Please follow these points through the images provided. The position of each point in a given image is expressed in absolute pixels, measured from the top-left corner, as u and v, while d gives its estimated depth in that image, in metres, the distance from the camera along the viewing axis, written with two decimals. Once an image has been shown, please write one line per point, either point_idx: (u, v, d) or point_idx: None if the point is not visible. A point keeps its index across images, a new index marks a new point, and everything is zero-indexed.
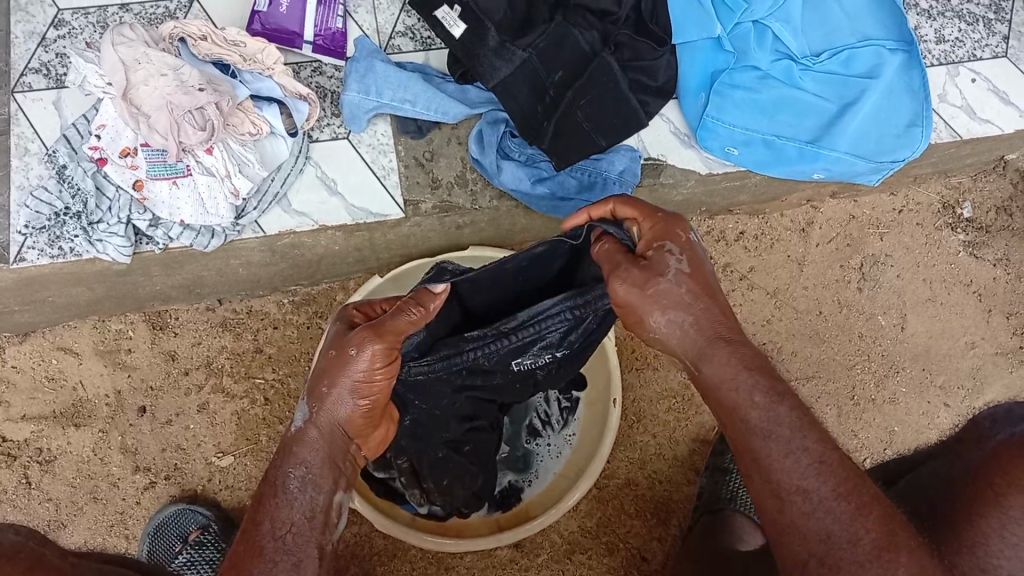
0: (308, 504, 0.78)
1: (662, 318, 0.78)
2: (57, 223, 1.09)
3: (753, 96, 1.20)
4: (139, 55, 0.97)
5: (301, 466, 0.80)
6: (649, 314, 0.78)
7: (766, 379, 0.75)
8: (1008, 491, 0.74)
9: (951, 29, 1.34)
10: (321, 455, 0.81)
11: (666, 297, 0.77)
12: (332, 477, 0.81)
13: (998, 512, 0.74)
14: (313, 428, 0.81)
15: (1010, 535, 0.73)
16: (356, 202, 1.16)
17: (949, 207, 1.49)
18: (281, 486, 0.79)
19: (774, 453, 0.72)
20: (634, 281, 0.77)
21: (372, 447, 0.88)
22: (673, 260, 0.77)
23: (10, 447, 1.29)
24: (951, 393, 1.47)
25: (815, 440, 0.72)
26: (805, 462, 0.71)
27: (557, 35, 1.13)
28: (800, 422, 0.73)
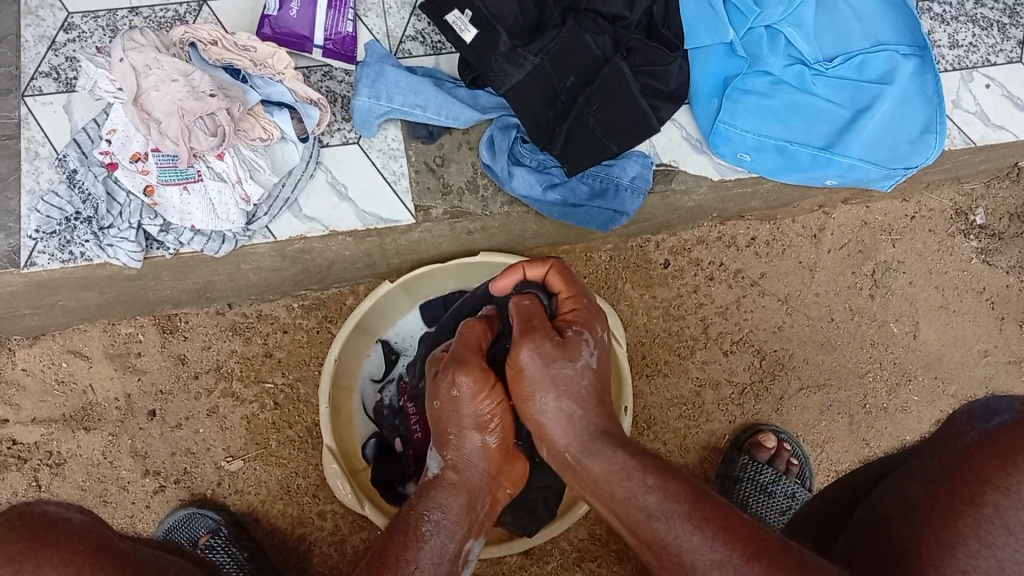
0: (440, 548, 0.81)
1: (552, 403, 0.82)
2: (67, 227, 1.09)
3: (765, 101, 1.20)
4: (150, 61, 0.97)
5: (438, 509, 0.84)
6: (543, 395, 0.82)
7: (650, 462, 0.76)
8: (985, 489, 0.65)
9: (966, 34, 1.33)
10: (458, 500, 0.85)
11: (561, 379, 0.82)
12: (467, 520, 0.85)
13: (974, 511, 0.65)
14: (451, 471, 0.87)
15: (987, 535, 0.64)
16: (367, 207, 1.15)
17: (962, 213, 1.48)
18: (411, 525, 0.82)
19: (680, 535, 0.69)
20: (547, 353, 0.82)
21: (510, 482, 0.92)
22: (586, 345, 0.85)
23: (20, 450, 1.29)
24: (963, 402, 1.46)
25: (712, 519, 0.69)
26: (704, 540, 0.68)
27: (568, 41, 1.12)
28: (689, 497, 0.71)
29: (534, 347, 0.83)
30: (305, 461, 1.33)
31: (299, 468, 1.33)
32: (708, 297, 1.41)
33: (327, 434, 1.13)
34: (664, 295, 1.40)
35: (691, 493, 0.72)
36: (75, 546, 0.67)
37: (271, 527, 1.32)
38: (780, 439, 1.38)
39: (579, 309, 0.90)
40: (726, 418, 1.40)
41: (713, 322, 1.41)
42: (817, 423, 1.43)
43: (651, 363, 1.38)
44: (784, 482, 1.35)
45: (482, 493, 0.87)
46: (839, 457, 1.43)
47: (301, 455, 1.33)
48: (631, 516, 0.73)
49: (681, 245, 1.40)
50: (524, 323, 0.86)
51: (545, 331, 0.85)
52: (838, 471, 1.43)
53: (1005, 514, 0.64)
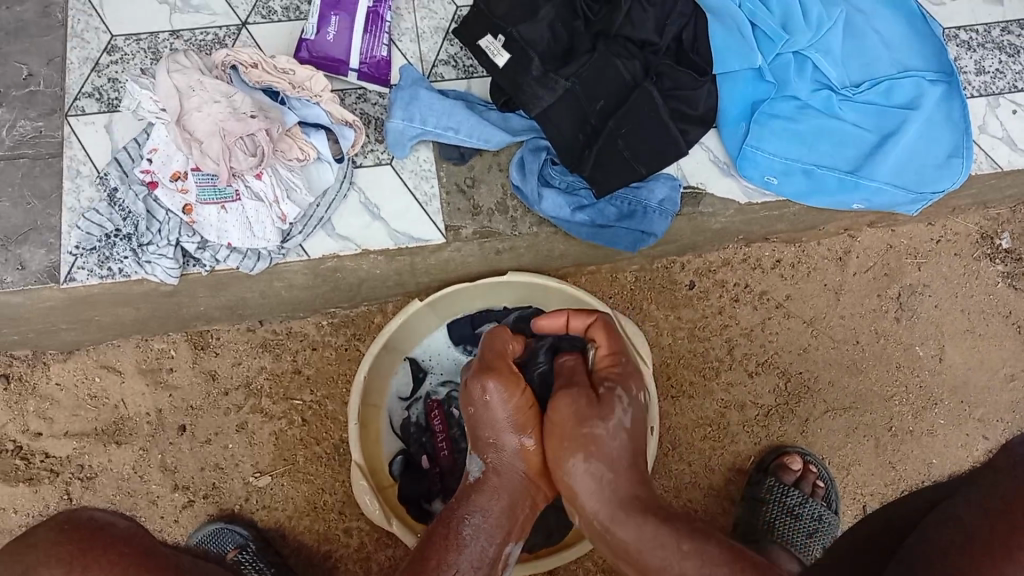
0: (478, 552, 0.89)
1: (583, 462, 0.87)
2: (107, 244, 1.11)
3: (792, 126, 1.21)
4: (193, 82, 1.00)
5: (478, 513, 0.91)
6: (573, 456, 0.88)
7: (684, 531, 0.81)
8: None
9: (992, 60, 1.34)
10: (495, 505, 0.92)
11: (592, 439, 0.87)
12: (503, 525, 0.92)
13: None
14: (493, 476, 0.93)
15: None
16: (399, 227, 1.17)
17: (988, 237, 1.48)
18: (451, 536, 0.89)
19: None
20: (580, 410, 0.89)
21: (544, 492, 0.97)
22: (619, 404, 0.90)
23: (53, 463, 1.31)
24: (990, 427, 1.46)
25: None
26: None
27: (599, 65, 1.15)
28: (725, 561, 0.77)
29: (571, 401, 0.90)
30: (331, 477, 1.34)
31: (325, 485, 1.34)
32: (733, 319, 1.42)
33: (355, 449, 1.14)
34: (689, 316, 1.40)
35: (724, 557, 0.78)
36: (120, 549, 0.73)
37: (297, 543, 1.33)
38: (805, 461, 1.38)
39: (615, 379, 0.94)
40: (751, 440, 1.40)
41: (738, 344, 1.41)
42: (843, 445, 1.43)
43: (677, 384, 1.39)
44: (810, 506, 1.35)
45: (520, 497, 0.94)
46: (865, 480, 1.42)
47: (327, 471, 1.34)
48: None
49: (706, 266, 1.41)
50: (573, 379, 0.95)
51: (586, 393, 0.91)
52: (864, 494, 1.42)
53: None
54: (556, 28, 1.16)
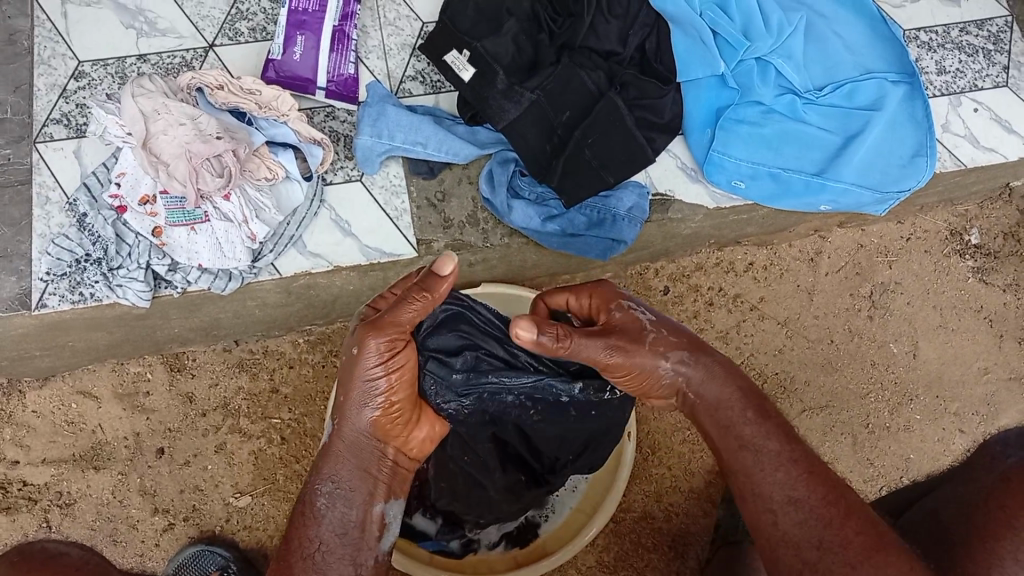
0: (341, 518, 0.84)
1: (670, 361, 0.87)
2: (78, 269, 1.11)
3: (758, 130, 1.22)
4: (159, 106, 1.00)
5: (332, 479, 0.85)
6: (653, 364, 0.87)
7: (752, 401, 0.85)
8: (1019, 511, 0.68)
9: (952, 60, 1.36)
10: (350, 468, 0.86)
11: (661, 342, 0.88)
12: (363, 486, 0.85)
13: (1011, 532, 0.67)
14: (342, 441, 0.86)
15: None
16: (370, 242, 1.18)
17: (957, 233, 1.50)
18: (312, 504, 0.85)
19: (764, 467, 0.79)
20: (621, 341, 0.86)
21: (412, 447, 0.89)
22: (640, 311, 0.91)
23: (31, 491, 1.30)
24: (966, 420, 1.47)
25: (800, 461, 0.79)
26: (785, 478, 0.78)
27: (564, 77, 1.16)
28: (783, 439, 0.81)
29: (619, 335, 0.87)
30: None
31: None
32: (708, 323, 1.43)
33: (333, 466, 1.14)
34: None
35: (782, 433, 0.81)
36: None
37: None
38: None
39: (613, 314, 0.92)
40: None
41: (714, 347, 1.42)
42: (822, 444, 1.44)
43: None
44: None
45: (377, 459, 0.87)
46: (844, 478, 1.43)
47: None
48: (728, 445, 0.82)
49: (680, 271, 1.42)
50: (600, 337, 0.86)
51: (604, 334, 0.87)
52: None
53: None
54: (520, 41, 1.17)
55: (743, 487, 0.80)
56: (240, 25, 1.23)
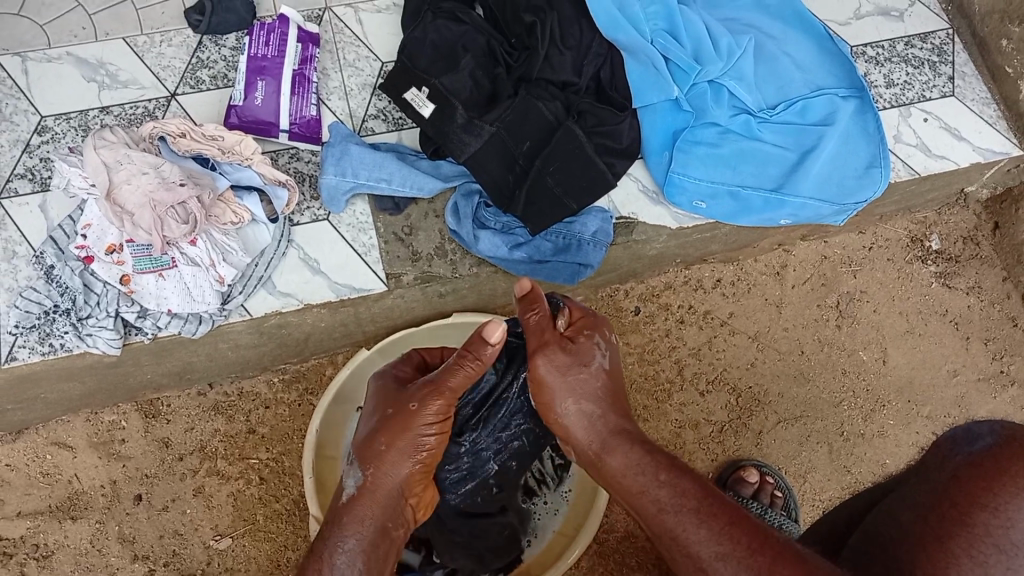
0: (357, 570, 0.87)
1: (574, 407, 0.91)
2: (46, 320, 1.11)
3: (714, 151, 1.25)
4: (121, 157, 1.01)
5: (353, 538, 0.88)
6: (562, 400, 0.91)
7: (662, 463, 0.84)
8: (970, 509, 0.67)
9: (899, 73, 1.40)
10: (370, 526, 0.90)
11: (579, 384, 0.91)
12: (380, 539, 0.90)
13: (964, 529, 0.66)
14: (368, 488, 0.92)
15: (981, 555, 0.64)
16: (340, 279, 1.19)
17: (918, 240, 1.54)
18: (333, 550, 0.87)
19: (689, 527, 0.76)
20: (561, 364, 0.91)
21: (420, 507, 0.96)
22: (598, 353, 0.93)
23: (6, 546, 1.29)
24: (938, 423, 1.49)
25: (721, 514, 0.76)
26: (710, 534, 0.75)
27: (522, 108, 1.17)
28: (700, 493, 0.79)
29: (548, 360, 0.91)
30: (293, 534, 1.34)
31: (287, 542, 1.33)
32: (680, 340, 1.44)
33: (312, 503, 1.15)
34: (638, 342, 1.43)
35: (700, 490, 0.79)
36: None
37: None
38: (762, 473, 1.40)
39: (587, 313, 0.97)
40: (708, 456, 1.43)
41: (687, 364, 1.44)
42: (798, 454, 1.45)
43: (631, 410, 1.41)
44: (771, 515, 1.33)
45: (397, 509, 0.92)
46: (822, 486, 1.45)
47: (289, 528, 1.34)
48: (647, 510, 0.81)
49: (649, 291, 1.44)
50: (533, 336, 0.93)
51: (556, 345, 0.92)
52: (822, 500, 1.45)
53: (995, 532, 0.65)
54: (477, 76, 1.19)
55: (672, 549, 0.78)
56: (201, 73, 1.25)
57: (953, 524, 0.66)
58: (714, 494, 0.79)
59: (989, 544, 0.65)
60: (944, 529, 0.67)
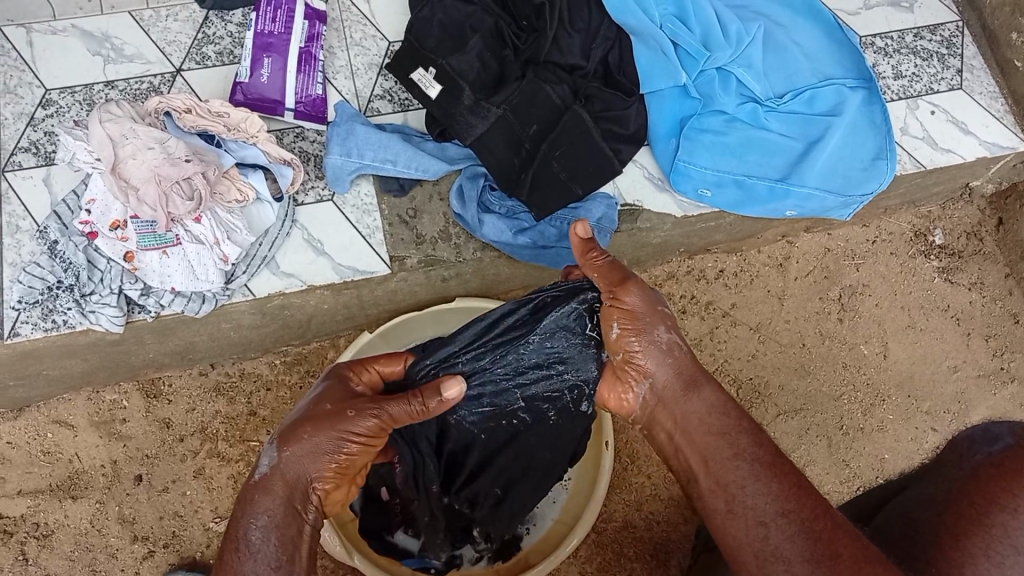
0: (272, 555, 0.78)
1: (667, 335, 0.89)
2: (50, 296, 1.11)
3: (720, 139, 1.25)
4: (127, 131, 1.01)
5: (264, 515, 0.80)
6: (654, 327, 0.89)
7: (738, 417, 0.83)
8: (989, 509, 0.68)
9: (907, 64, 1.40)
10: (280, 503, 0.82)
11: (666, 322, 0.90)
12: (295, 522, 0.81)
13: (981, 529, 0.67)
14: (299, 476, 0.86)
15: (997, 555, 0.65)
16: (343, 261, 1.18)
17: (921, 235, 1.53)
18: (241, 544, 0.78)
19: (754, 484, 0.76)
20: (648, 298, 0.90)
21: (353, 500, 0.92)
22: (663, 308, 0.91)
23: (6, 524, 1.29)
24: (938, 418, 1.49)
25: (786, 476, 0.76)
26: (772, 491, 0.75)
27: (529, 91, 1.18)
28: (768, 453, 0.79)
29: (639, 294, 0.89)
30: None
31: None
32: (682, 330, 1.44)
33: None
34: None
35: (771, 450, 0.79)
36: None
37: None
38: None
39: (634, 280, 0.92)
40: None
41: None
42: (798, 447, 1.45)
43: None
44: None
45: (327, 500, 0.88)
46: (822, 479, 1.45)
47: None
48: (718, 455, 0.80)
49: (651, 281, 1.44)
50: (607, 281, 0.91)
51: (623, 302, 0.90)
52: (821, 493, 1.44)
53: (1012, 534, 0.66)
54: (484, 57, 1.19)
55: (726, 504, 0.77)
56: (207, 49, 1.25)
57: (970, 523, 0.68)
58: (781, 463, 0.77)
59: (1006, 545, 0.65)
60: (960, 527, 0.68)
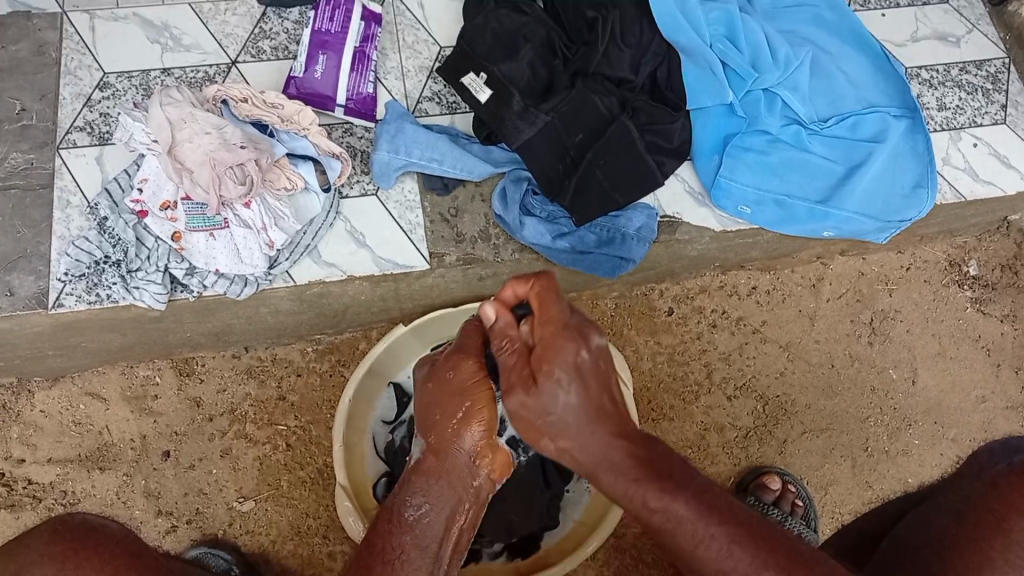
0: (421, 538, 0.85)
1: (552, 444, 0.76)
2: (96, 270, 1.13)
3: (763, 158, 1.25)
4: (185, 115, 1.03)
5: (421, 494, 0.88)
6: (547, 438, 0.75)
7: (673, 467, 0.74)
8: (1008, 514, 0.70)
9: (952, 97, 1.40)
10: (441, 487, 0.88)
11: (556, 427, 0.74)
12: (449, 504, 0.88)
13: (1001, 534, 0.69)
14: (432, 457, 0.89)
15: (1015, 556, 0.68)
16: (384, 253, 1.20)
17: (956, 264, 1.53)
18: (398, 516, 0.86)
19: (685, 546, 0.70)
20: (517, 405, 0.75)
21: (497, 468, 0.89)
22: (559, 389, 0.73)
23: (35, 489, 1.31)
24: (963, 446, 1.48)
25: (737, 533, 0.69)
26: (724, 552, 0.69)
27: (577, 101, 1.19)
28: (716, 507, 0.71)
29: (510, 397, 0.76)
30: (315, 502, 1.35)
31: (309, 509, 1.35)
32: (711, 344, 1.45)
33: (339, 471, 1.16)
34: (668, 342, 1.44)
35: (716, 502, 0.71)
36: None
37: (281, 566, 1.33)
38: (784, 481, 1.39)
39: (545, 337, 0.76)
40: (731, 460, 1.43)
41: (716, 368, 1.45)
42: (820, 466, 1.45)
43: (657, 409, 1.42)
44: (790, 520, 1.33)
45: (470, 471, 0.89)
46: (843, 499, 1.44)
47: (311, 496, 1.35)
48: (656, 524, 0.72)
49: (684, 293, 1.45)
50: (504, 382, 0.77)
51: (529, 374, 0.75)
52: (843, 513, 1.43)
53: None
54: (536, 65, 1.21)
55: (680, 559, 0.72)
56: (263, 44, 1.27)
57: (991, 529, 0.70)
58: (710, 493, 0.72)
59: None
60: (983, 533, 0.70)
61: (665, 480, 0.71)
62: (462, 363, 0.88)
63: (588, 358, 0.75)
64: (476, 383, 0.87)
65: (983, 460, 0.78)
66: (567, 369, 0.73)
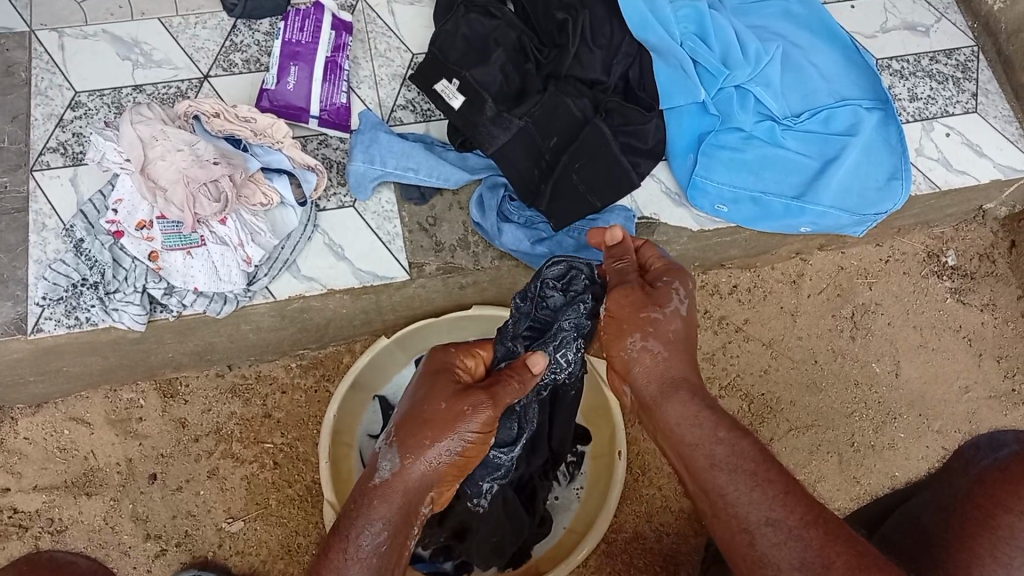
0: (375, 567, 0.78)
1: (641, 345, 0.87)
2: (75, 293, 1.12)
3: (738, 155, 1.26)
4: (156, 132, 1.03)
5: (379, 520, 0.79)
6: (631, 335, 0.88)
7: (723, 422, 0.81)
8: (996, 511, 0.63)
9: (923, 87, 1.42)
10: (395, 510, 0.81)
11: (649, 332, 0.87)
12: (405, 530, 0.81)
13: (989, 532, 0.62)
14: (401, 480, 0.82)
15: (1004, 556, 0.61)
16: (364, 266, 1.20)
17: (934, 256, 1.55)
18: (352, 538, 0.78)
19: (740, 487, 0.74)
20: (635, 299, 0.89)
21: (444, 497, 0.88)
22: (676, 296, 0.89)
23: (21, 518, 1.29)
24: (950, 438, 1.48)
25: (774, 481, 0.74)
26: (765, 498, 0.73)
27: (550, 104, 1.20)
28: (756, 458, 0.76)
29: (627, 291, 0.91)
30: (305, 519, 1.34)
31: (299, 527, 1.34)
32: None
33: (326, 487, 1.16)
34: None
35: (758, 452, 0.77)
36: None
37: None
38: None
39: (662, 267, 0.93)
40: None
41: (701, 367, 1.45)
42: (808, 462, 1.45)
43: None
44: None
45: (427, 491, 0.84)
46: (832, 495, 1.44)
47: (301, 514, 1.34)
48: (697, 464, 0.79)
49: None
50: (621, 282, 0.93)
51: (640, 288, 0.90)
52: (833, 509, 1.43)
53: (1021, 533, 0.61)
54: (507, 70, 1.21)
55: (717, 508, 0.76)
56: (234, 56, 1.27)
57: (979, 526, 0.63)
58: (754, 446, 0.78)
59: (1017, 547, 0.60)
60: (970, 531, 0.64)
61: (729, 425, 0.80)
62: (486, 406, 0.84)
63: (665, 317, 0.88)
64: (479, 433, 0.84)
65: (969, 456, 0.72)
66: (672, 303, 0.89)
